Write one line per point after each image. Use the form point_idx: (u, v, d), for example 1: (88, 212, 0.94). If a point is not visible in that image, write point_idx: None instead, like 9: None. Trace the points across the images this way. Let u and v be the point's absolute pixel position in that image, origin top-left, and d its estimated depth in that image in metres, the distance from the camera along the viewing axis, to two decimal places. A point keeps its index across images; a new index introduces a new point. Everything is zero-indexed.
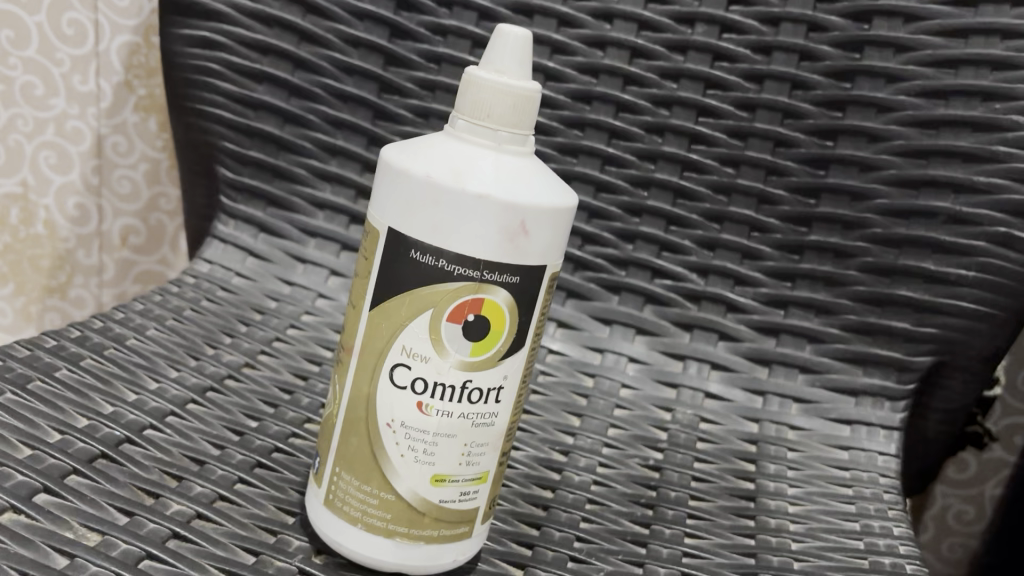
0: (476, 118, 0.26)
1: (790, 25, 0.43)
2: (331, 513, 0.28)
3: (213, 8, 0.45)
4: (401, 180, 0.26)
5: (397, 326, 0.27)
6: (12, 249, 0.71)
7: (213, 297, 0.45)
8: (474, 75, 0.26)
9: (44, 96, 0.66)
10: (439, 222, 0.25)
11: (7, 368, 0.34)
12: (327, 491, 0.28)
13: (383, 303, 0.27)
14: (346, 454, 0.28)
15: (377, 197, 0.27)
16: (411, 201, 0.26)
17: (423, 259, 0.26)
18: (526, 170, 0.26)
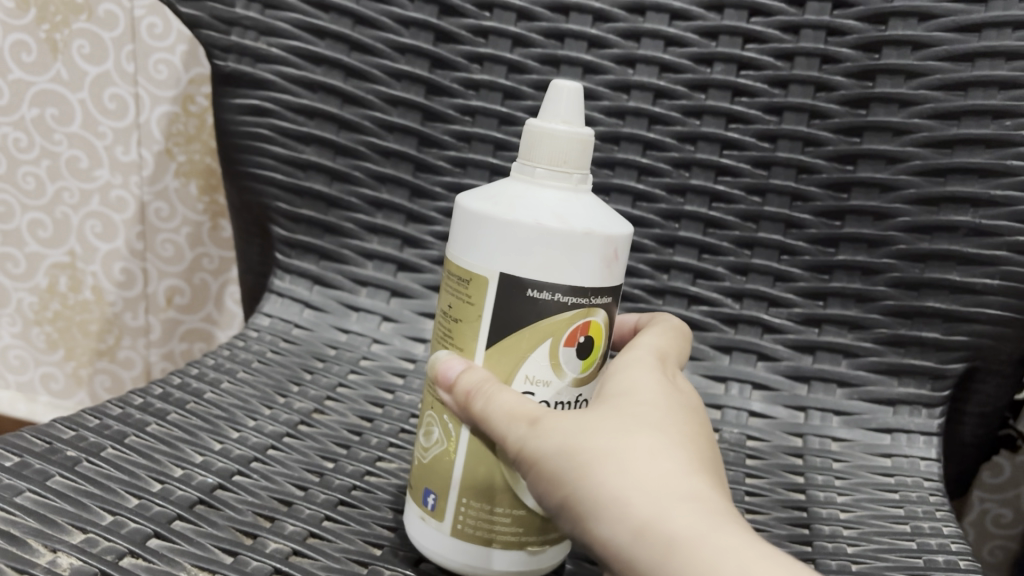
0: (554, 166, 0.29)
1: (805, 59, 0.45)
2: (460, 541, 0.30)
3: (261, 78, 0.48)
4: (505, 225, 0.28)
5: (517, 358, 0.29)
6: (62, 315, 0.77)
7: (278, 349, 0.48)
8: (548, 127, 0.29)
9: (89, 168, 0.70)
10: (549, 258, 0.28)
11: (104, 426, 0.36)
12: (455, 521, 0.30)
13: (499, 340, 0.29)
14: (473, 484, 0.30)
15: (472, 247, 0.29)
16: (520, 244, 0.28)
17: (539, 296, 0.28)
18: (597, 207, 0.30)
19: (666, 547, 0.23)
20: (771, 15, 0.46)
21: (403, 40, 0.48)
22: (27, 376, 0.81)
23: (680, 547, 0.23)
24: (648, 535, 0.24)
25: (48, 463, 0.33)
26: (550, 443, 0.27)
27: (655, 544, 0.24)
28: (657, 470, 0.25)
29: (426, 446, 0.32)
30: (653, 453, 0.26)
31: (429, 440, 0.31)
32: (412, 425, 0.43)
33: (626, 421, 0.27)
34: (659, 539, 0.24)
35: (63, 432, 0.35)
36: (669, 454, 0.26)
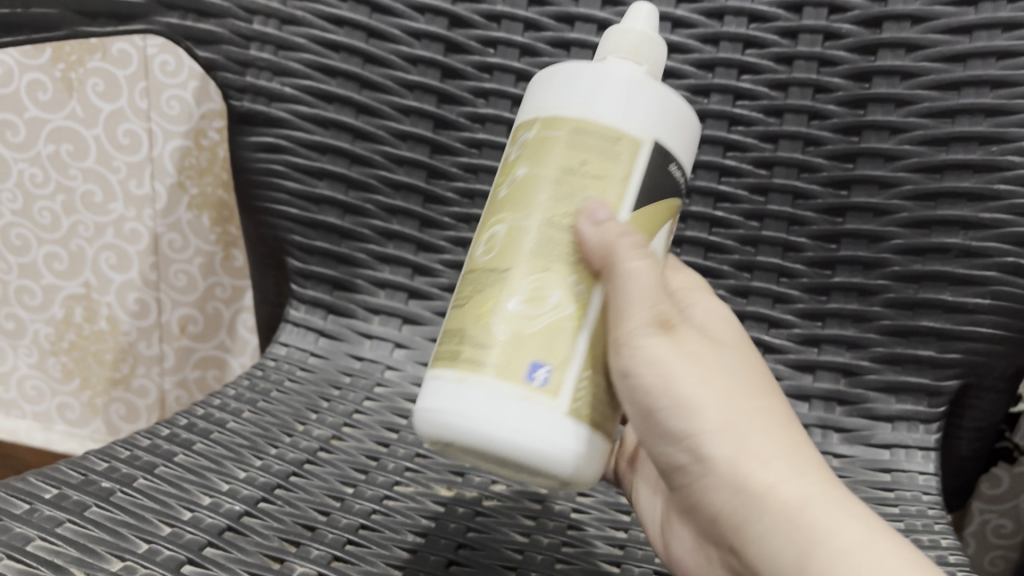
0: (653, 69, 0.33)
1: (798, 88, 0.47)
2: (575, 421, 0.30)
3: (275, 117, 0.49)
4: (667, 109, 0.32)
5: (654, 229, 0.33)
6: (78, 345, 0.80)
7: (295, 378, 0.49)
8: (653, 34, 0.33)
9: (103, 202, 0.72)
10: (684, 141, 0.33)
11: (134, 457, 0.38)
12: (573, 397, 0.30)
13: (647, 205, 0.32)
14: (595, 357, 0.31)
15: (639, 116, 0.31)
16: (674, 126, 0.33)
17: (676, 170, 0.33)
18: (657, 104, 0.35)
19: (797, 507, 0.28)
20: (765, 46, 0.48)
21: (411, 77, 0.49)
22: (43, 405, 0.84)
23: (807, 512, 0.28)
24: (779, 492, 0.28)
25: (84, 494, 0.34)
26: (681, 391, 0.30)
27: (786, 502, 0.28)
28: (780, 438, 0.30)
29: (534, 312, 0.31)
30: (774, 425, 0.30)
31: (538, 307, 0.31)
32: (427, 449, 0.45)
33: (747, 383, 0.31)
34: (790, 499, 0.28)
35: (96, 464, 0.37)
36: (786, 425, 0.30)
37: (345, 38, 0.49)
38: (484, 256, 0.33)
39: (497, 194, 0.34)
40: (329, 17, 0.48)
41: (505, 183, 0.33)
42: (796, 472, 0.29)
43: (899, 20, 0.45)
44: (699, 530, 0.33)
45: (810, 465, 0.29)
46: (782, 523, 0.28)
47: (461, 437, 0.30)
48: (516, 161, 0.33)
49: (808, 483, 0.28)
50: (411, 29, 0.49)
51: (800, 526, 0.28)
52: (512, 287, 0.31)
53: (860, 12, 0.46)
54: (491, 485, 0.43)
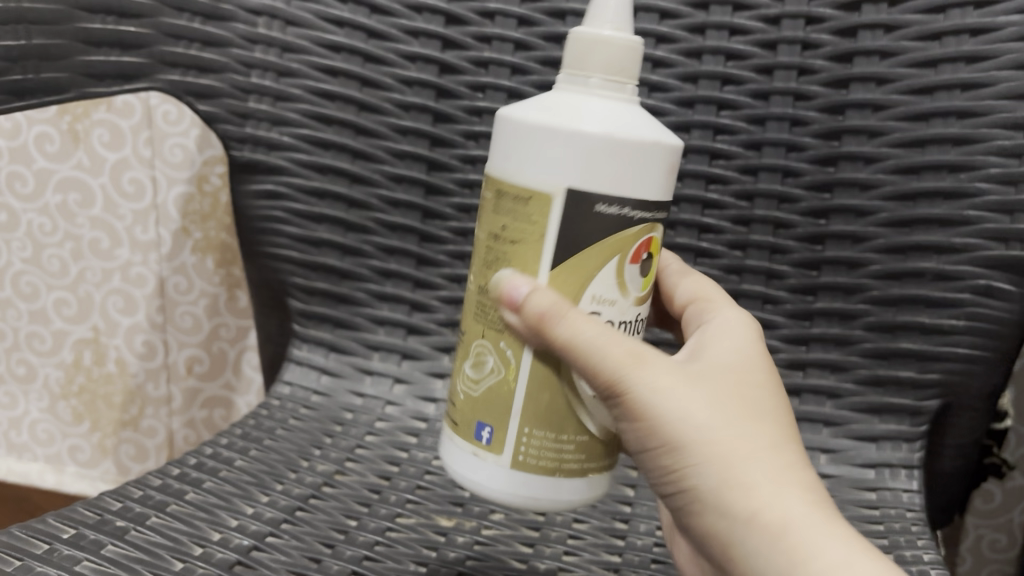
0: (611, 74, 0.32)
1: (776, 122, 0.49)
2: (519, 472, 0.34)
3: (276, 165, 0.52)
4: (572, 137, 0.31)
5: (592, 277, 0.33)
6: (87, 388, 0.82)
7: (299, 415, 0.51)
8: (609, 35, 0.32)
9: (110, 248, 0.75)
10: (636, 174, 0.31)
11: (147, 496, 0.40)
12: (517, 452, 0.34)
13: (567, 260, 0.32)
14: (549, 412, 0.34)
15: (549, 157, 0.31)
16: (592, 158, 0.31)
17: (606, 210, 0.32)
18: (630, 111, 0.32)
19: (777, 527, 0.28)
20: (743, 83, 0.49)
21: (404, 123, 0.51)
22: (54, 448, 0.85)
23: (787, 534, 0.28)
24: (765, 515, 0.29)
25: (101, 533, 0.36)
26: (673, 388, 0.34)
27: (765, 523, 0.29)
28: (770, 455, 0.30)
29: (477, 377, 0.36)
30: (767, 437, 0.31)
31: (479, 371, 0.36)
32: (427, 481, 0.46)
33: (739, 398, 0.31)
34: (772, 521, 0.29)
35: (111, 504, 0.39)
36: (773, 433, 0.31)
37: (340, 88, 0.51)
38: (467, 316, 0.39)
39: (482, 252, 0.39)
40: (323, 68, 0.50)
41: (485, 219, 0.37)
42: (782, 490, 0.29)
43: (868, 55, 0.47)
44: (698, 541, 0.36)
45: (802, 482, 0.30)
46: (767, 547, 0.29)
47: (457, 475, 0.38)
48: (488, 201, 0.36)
49: (797, 498, 0.29)
50: (402, 77, 0.51)
51: (782, 546, 0.28)
52: (466, 352, 0.36)
53: (831, 48, 0.48)
54: (489, 514, 0.44)
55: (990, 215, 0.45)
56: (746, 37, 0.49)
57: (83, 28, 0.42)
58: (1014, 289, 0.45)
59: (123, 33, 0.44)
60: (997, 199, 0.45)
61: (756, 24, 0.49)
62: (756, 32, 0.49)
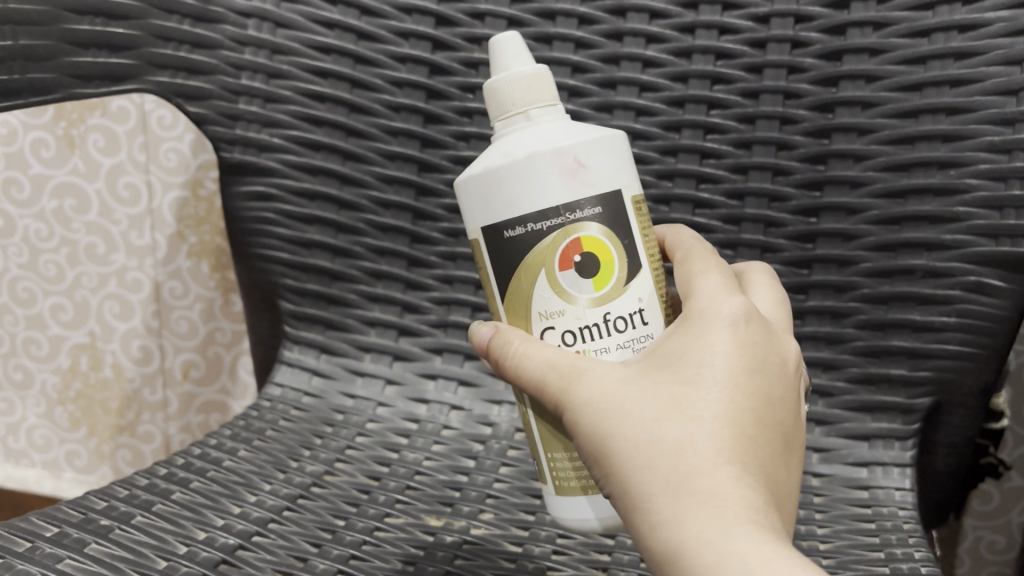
0: (505, 111, 0.34)
1: (765, 121, 0.49)
2: (561, 494, 0.35)
3: (266, 167, 0.52)
4: (465, 185, 0.33)
5: (528, 299, 0.34)
6: (84, 393, 0.82)
7: (290, 417, 0.51)
8: (491, 80, 0.34)
9: (106, 253, 0.76)
10: (516, 191, 0.32)
11: (133, 496, 0.40)
12: (553, 477, 0.35)
13: (507, 286, 0.34)
14: (552, 435, 0.35)
15: (467, 204, 0.34)
16: (481, 195, 0.33)
17: (512, 233, 0.33)
18: (524, 135, 0.33)
19: (675, 547, 0.27)
20: (732, 82, 0.49)
21: (394, 124, 0.51)
22: (51, 454, 0.85)
23: (682, 548, 0.27)
24: (668, 531, 0.27)
25: (84, 532, 0.36)
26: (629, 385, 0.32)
27: (668, 541, 0.27)
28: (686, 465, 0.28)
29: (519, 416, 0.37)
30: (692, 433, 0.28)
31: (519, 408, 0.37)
32: (417, 481, 0.46)
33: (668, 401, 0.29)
34: (672, 540, 0.27)
35: (95, 503, 0.39)
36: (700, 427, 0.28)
37: (329, 89, 0.51)
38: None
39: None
40: (313, 70, 0.51)
41: None
42: (686, 504, 0.27)
43: (858, 53, 0.47)
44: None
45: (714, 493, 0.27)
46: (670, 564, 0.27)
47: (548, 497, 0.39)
48: None
49: (697, 508, 0.27)
50: (392, 78, 0.51)
51: (679, 565, 0.27)
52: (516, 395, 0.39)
53: (821, 46, 0.47)
54: (479, 514, 0.44)
55: (980, 211, 0.45)
56: (735, 37, 0.49)
57: (69, 30, 0.43)
58: (1004, 285, 0.45)
59: (110, 35, 0.44)
60: (987, 194, 0.44)
61: (745, 23, 0.49)
62: (745, 30, 0.49)
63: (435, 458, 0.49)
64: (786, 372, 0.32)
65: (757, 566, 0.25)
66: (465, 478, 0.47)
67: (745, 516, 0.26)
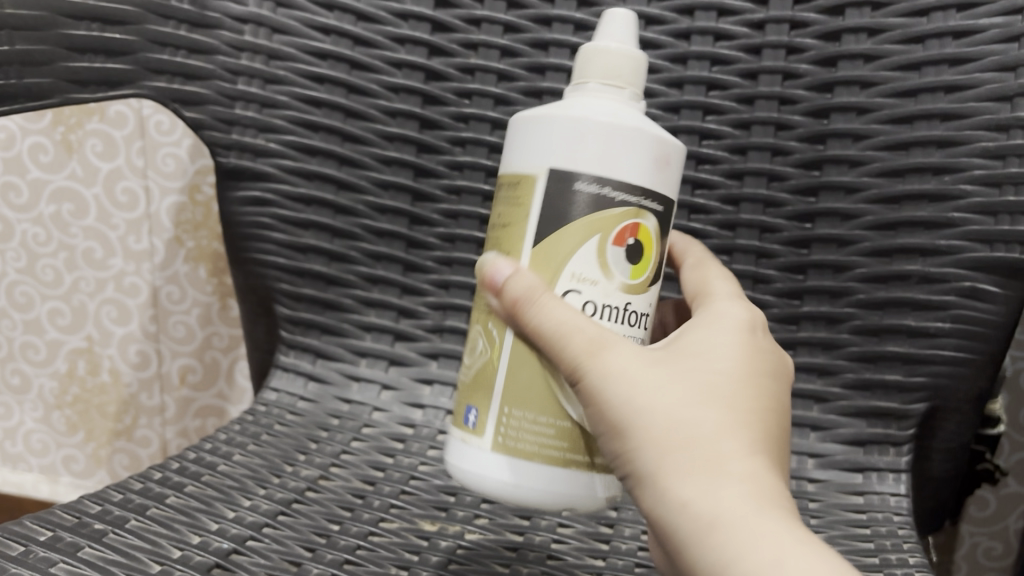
0: (609, 78, 0.34)
1: (761, 126, 0.49)
2: (500, 453, 0.34)
3: (262, 172, 0.52)
4: (558, 121, 0.33)
5: (566, 256, 0.33)
6: (82, 398, 0.83)
7: (285, 422, 0.51)
8: (605, 44, 0.34)
9: (103, 257, 0.76)
10: (614, 154, 0.33)
11: (127, 500, 0.40)
12: (499, 433, 0.34)
13: (545, 236, 0.33)
14: (520, 394, 0.34)
15: (545, 141, 0.33)
16: (574, 140, 0.33)
17: (588, 188, 0.33)
18: (625, 109, 0.34)
19: (709, 519, 0.27)
20: (727, 88, 0.49)
21: (390, 129, 0.52)
22: (48, 458, 0.86)
23: (714, 526, 0.27)
24: (700, 505, 0.28)
25: (78, 536, 0.36)
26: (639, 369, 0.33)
27: (701, 513, 0.28)
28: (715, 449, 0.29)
29: (473, 361, 0.36)
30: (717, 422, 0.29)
31: (473, 356, 0.36)
32: (412, 486, 0.46)
33: (696, 389, 0.30)
34: (704, 516, 0.28)
35: (90, 507, 0.39)
36: (725, 418, 0.30)
37: (326, 95, 0.51)
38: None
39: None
40: (310, 75, 0.51)
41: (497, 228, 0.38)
42: (720, 484, 0.28)
43: (852, 59, 0.47)
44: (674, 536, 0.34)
45: (748, 479, 0.28)
46: (698, 537, 0.28)
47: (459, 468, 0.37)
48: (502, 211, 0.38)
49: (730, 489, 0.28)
50: (390, 84, 0.51)
51: (713, 537, 0.27)
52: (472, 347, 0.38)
53: (816, 52, 0.48)
54: (474, 519, 0.44)
55: (975, 217, 0.45)
56: (730, 43, 0.49)
57: (66, 35, 0.42)
58: (999, 291, 0.45)
59: (108, 40, 0.44)
60: (982, 200, 0.44)
61: (740, 29, 0.49)
62: (740, 37, 0.49)
63: (430, 462, 0.49)
64: (787, 384, 0.34)
65: (793, 546, 0.26)
66: (460, 483, 0.47)
67: (774, 503, 0.28)
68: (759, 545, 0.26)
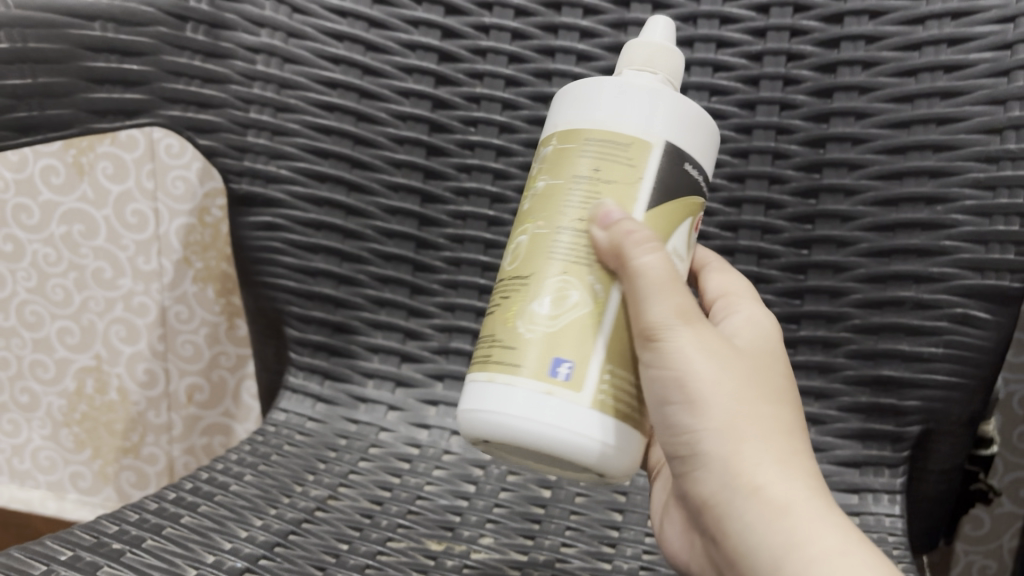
0: (673, 76, 0.37)
1: (759, 155, 0.51)
2: (602, 413, 0.34)
3: (273, 198, 0.53)
4: (672, 103, 0.36)
5: (670, 229, 0.36)
6: (90, 416, 0.84)
7: (294, 442, 0.52)
8: (673, 46, 0.37)
9: (113, 278, 0.78)
10: (704, 142, 0.37)
11: (143, 519, 0.42)
12: (602, 389, 0.34)
13: (660, 203, 0.35)
14: (619, 353, 0.35)
15: (659, 116, 0.35)
16: (687, 123, 0.36)
17: (692, 169, 0.36)
18: None
19: (783, 505, 0.30)
20: (726, 118, 0.51)
21: (398, 156, 0.53)
22: (56, 475, 0.88)
23: (789, 508, 0.30)
24: (772, 492, 0.31)
25: (97, 555, 0.38)
26: None
27: (774, 499, 0.31)
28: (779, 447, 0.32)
29: (557, 312, 0.35)
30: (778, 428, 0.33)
31: (558, 307, 0.35)
32: (418, 506, 0.47)
33: (758, 387, 0.33)
34: (779, 500, 0.31)
35: (107, 527, 0.40)
36: (784, 423, 0.33)
37: (336, 123, 0.52)
38: (510, 266, 0.37)
39: (523, 208, 0.38)
40: (319, 103, 0.52)
41: (532, 194, 0.38)
42: (787, 477, 0.31)
43: (847, 91, 0.48)
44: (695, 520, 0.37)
45: (809, 477, 0.31)
46: (768, 520, 0.30)
47: (496, 428, 0.34)
48: (540, 174, 0.38)
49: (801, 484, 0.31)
50: (397, 113, 0.53)
51: (786, 520, 0.30)
52: (534, 292, 0.35)
53: (812, 84, 0.49)
54: (479, 538, 0.45)
55: (966, 245, 0.46)
56: (729, 74, 0.50)
57: (86, 67, 0.43)
58: (989, 317, 0.46)
59: (125, 71, 0.45)
60: (973, 229, 0.45)
61: (739, 60, 0.50)
62: (739, 68, 0.50)
63: (436, 482, 0.50)
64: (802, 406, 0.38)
65: (859, 539, 0.29)
66: (466, 503, 0.48)
67: (829, 499, 0.31)
68: (832, 534, 0.29)
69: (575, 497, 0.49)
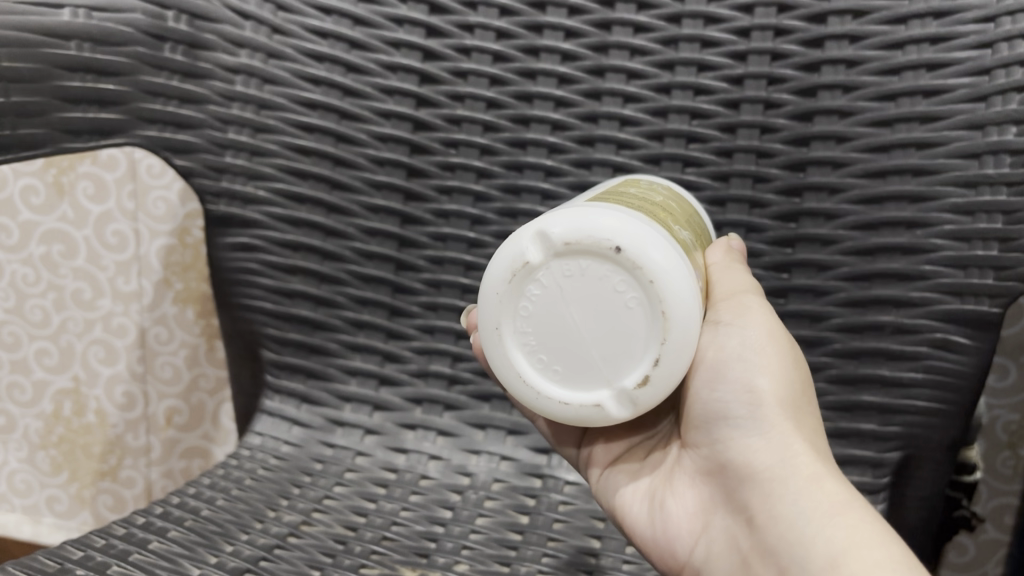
0: None
1: (739, 178, 0.51)
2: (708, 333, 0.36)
3: (250, 219, 0.53)
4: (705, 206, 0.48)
5: None
6: (67, 438, 0.83)
7: (269, 466, 0.52)
8: None
9: (92, 299, 0.77)
10: None
11: (110, 545, 0.42)
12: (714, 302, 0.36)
13: None
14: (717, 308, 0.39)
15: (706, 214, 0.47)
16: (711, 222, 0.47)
17: None
18: None
19: (841, 501, 0.33)
20: (707, 141, 0.51)
21: (377, 177, 0.53)
22: (32, 499, 0.87)
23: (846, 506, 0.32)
24: (830, 486, 0.33)
25: None
26: None
27: (834, 493, 0.33)
28: (823, 454, 0.35)
29: (691, 246, 0.37)
30: (823, 444, 0.36)
31: (693, 246, 0.38)
32: (394, 532, 0.46)
33: (805, 394, 0.37)
34: (835, 492, 0.33)
35: (72, 552, 0.41)
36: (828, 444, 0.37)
37: (314, 144, 0.52)
38: (636, 192, 0.39)
39: (632, 183, 0.42)
40: (298, 124, 0.52)
41: (641, 182, 0.42)
42: (839, 481, 0.34)
43: (828, 114, 0.48)
44: (708, 500, 0.38)
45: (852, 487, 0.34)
46: (826, 508, 0.32)
47: (608, 225, 0.32)
48: (651, 181, 0.43)
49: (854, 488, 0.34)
50: (377, 133, 0.52)
51: (846, 513, 0.32)
52: (676, 223, 0.38)
53: (793, 107, 0.49)
54: (454, 565, 0.44)
55: (946, 270, 0.46)
56: (710, 97, 0.50)
57: (60, 86, 0.43)
58: (969, 342, 0.46)
59: (101, 90, 0.45)
60: (952, 253, 0.45)
61: (720, 84, 0.50)
62: (720, 91, 0.50)
63: (412, 508, 0.49)
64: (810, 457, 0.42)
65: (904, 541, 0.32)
66: (442, 529, 0.47)
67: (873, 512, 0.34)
68: (883, 537, 0.31)
69: (553, 523, 0.48)
